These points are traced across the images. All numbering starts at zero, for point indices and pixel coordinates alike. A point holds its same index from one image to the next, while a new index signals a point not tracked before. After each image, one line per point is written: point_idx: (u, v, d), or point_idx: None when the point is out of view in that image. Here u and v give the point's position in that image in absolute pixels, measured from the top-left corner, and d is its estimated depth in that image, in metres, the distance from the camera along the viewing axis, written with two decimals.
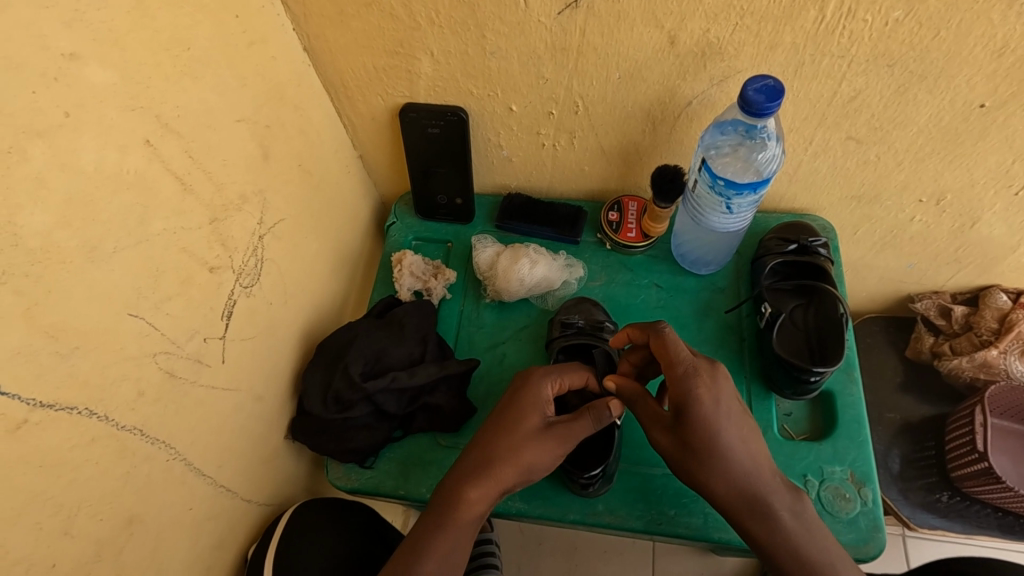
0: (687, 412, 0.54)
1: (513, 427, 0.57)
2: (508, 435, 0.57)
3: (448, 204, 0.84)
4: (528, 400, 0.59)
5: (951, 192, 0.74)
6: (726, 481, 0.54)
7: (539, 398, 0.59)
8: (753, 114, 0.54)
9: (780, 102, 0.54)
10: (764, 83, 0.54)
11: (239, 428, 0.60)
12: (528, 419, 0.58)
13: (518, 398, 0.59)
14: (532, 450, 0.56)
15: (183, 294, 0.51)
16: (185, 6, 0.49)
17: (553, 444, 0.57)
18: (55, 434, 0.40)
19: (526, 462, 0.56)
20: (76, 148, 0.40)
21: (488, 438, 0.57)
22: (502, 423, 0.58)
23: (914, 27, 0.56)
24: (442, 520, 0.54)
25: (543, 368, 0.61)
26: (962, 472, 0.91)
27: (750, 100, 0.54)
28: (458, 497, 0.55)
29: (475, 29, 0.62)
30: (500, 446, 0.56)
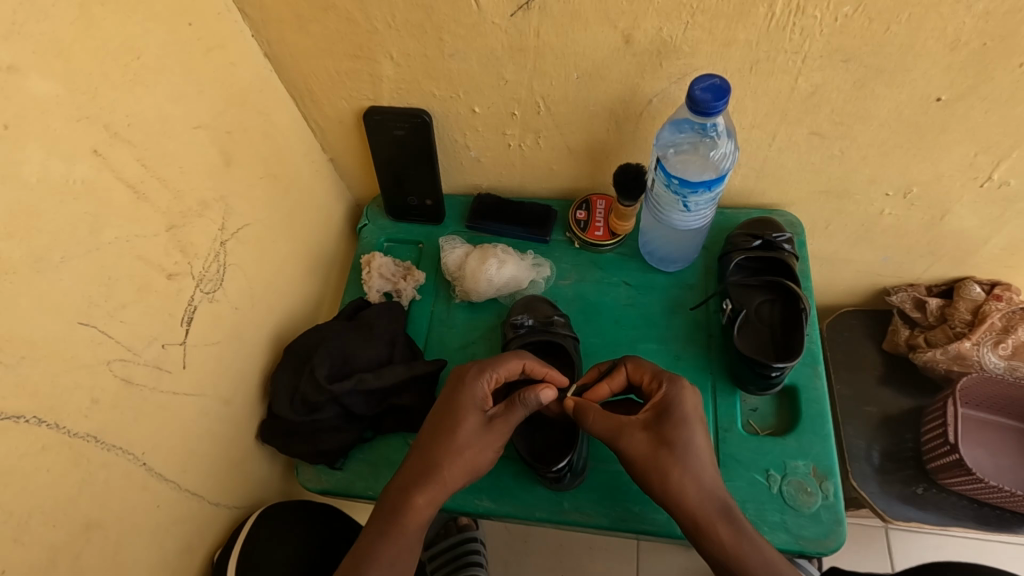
0: (663, 421, 0.57)
1: (454, 430, 0.59)
2: (451, 439, 0.58)
3: (418, 205, 0.84)
4: (467, 399, 0.60)
5: (918, 184, 0.75)
6: (694, 486, 0.55)
7: (477, 397, 0.60)
8: (702, 112, 0.54)
9: (726, 101, 0.53)
10: (710, 82, 0.54)
11: (204, 432, 0.61)
12: (467, 420, 0.59)
13: (458, 398, 0.60)
14: (476, 448, 0.58)
15: (140, 301, 0.51)
16: (134, 16, 0.49)
17: (493, 435, 0.59)
18: (3, 444, 0.40)
19: (469, 463, 0.58)
20: (18, 160, 0.40)
21: (433, 442, 0.59)
22: (443, 425, 0.59)
23: (866, 22, 0.56)
24: (394, 524, 0.55)
25: (478, 367, 0.62)
26: (936, 464, 0.91)
27: (697, 99, 0.54)
28: (411, 498, 0.56)
29: (433, 32, 0.62)
30: (445, 449, 0.58)
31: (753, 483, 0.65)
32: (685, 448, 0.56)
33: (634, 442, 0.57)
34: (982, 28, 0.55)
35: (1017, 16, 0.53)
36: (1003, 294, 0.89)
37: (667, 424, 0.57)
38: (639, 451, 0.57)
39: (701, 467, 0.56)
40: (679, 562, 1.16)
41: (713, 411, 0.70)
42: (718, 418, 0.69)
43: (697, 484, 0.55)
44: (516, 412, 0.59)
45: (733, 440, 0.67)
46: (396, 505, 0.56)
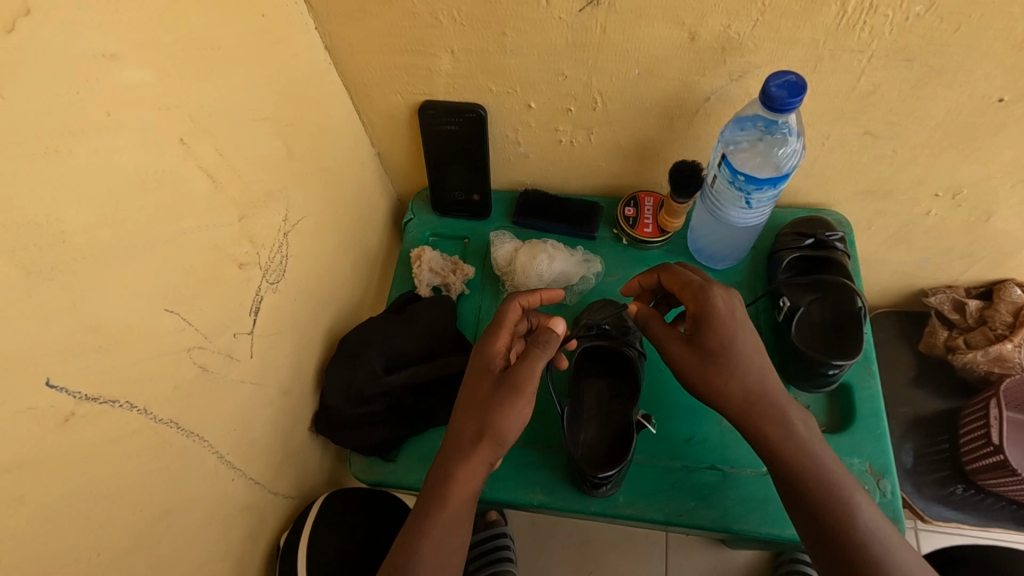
0: (705, 323, 0.57)
1: (476, 397, 0.57)
2: (471, 405, 0.57)
3: (465, 200, 0.85)
4: (485, 362, 0.59)
5: (967, 185, 0.75)
6: (738, 379, 0.56)
7: (489, 359, 0.59)
8: (775, 109, 0.54)
9: (801, 98, 0.53)
10: (786, 79, 0.54)
11: (266, 421, 0.61)
12: (485, 383, 0.58)
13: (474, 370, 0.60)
14: (498, 409, 0.55)
15: (215, 290, 0.52)
16: (214, 7, 0.50)
17: (515, 390, 0.56)
18: (100, 427, 0.41)
19: (499, 431, 0.56)
20: (115, 146, 0.40)
21: (460, 418, 0.58)
22: (466, 398, 0.59)
23: (934, 22, 0.56)
24: (436, 504, 0.56)
25: (489, 329, 0.62)
26: (977, 465, 0.91)
27: (771, 96, 0.53)
28: (450, 477, 0.56)
29: (497, 27, 0.63)
30: (471, 422, 0.56)
31: None
32: (734, 355, 0.57)
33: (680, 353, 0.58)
34: None
35: None
36: None
37: (707, 330, 0.57)
38: (685, 363, 0.58)
39: (745, 369, 0.56)
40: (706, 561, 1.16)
41: None
42: None
43: (742, 385, 0.56)
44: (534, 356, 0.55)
45: None
46: (436, 484, 0.56)
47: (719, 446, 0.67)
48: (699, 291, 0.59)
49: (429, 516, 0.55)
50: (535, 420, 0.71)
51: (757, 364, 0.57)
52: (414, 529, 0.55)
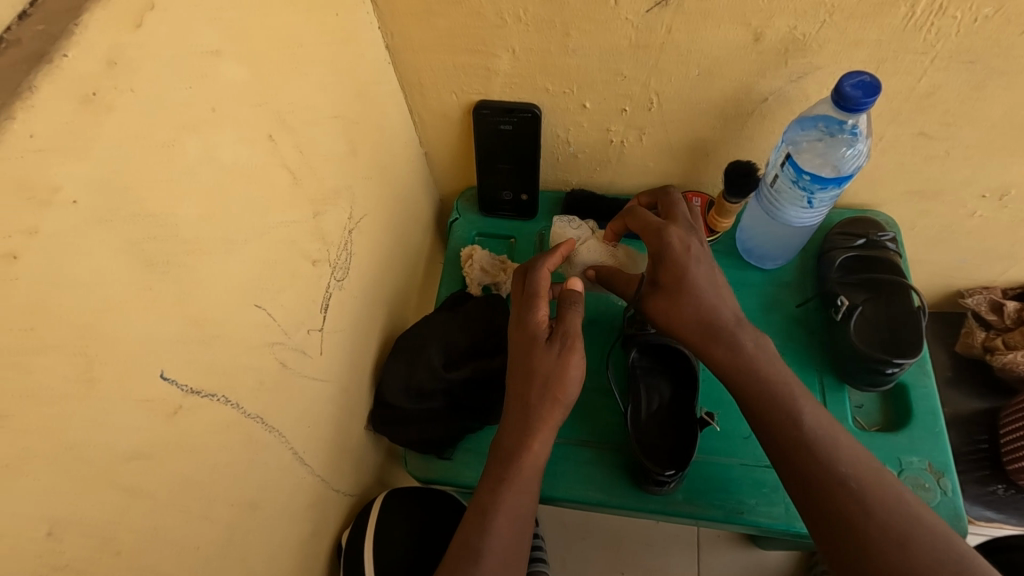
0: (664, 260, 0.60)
1: (532, 368, 0.59)
2: (529, 375, 0.59)
3: (512, 200, 0.85)
4: (531, 333, 0.61)
5: (1015, 186, 0.76)
6: (699, 313, 0.58)
7: (536, 328, 0.61)
8: (850, 109, 0.55)
9: (876, 98, 0.54)
10: (860, 79, 0.55)
11: (331, 418, 0.61)
12: (538, 351, 0.60)
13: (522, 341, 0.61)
14: (558, 373, 0.58)
15: (293, 286, 0.52)
16: (299, 6, 0.50)
17: (572, 350, 0.59)
18: (202, 420, 0.41)
19: (564, 392, 0.58)
20: (220, 141, 0.41)
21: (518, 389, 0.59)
22: (520, 369, 0.60)
23: (1000, 24, 0.57)
24: (506, 474, 0.57)
25: (521, 303, 0.63)
26: (1019, 465, 0.90)
27: (845, 95, 0.54)
28: (521, 448, 0.58)
29: (560, 28, 0.63)
30: (535, 391, 0.58)
31: None
32: (688, 290, 0.59)
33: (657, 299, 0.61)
34: None
35: None
36: None
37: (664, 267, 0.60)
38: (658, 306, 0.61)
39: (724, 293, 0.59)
40: (739, 562, 1.16)
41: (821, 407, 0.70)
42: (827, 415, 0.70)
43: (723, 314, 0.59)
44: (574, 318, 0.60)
45: None
46: (501, 463, 0.58)
47: None
48: (657, 232, 0.62)
49: (497, 494, 0.56)
50: (590, 418, 0.71)
51: (710, 301, 0.59)
52: (486, 509, 0.55)
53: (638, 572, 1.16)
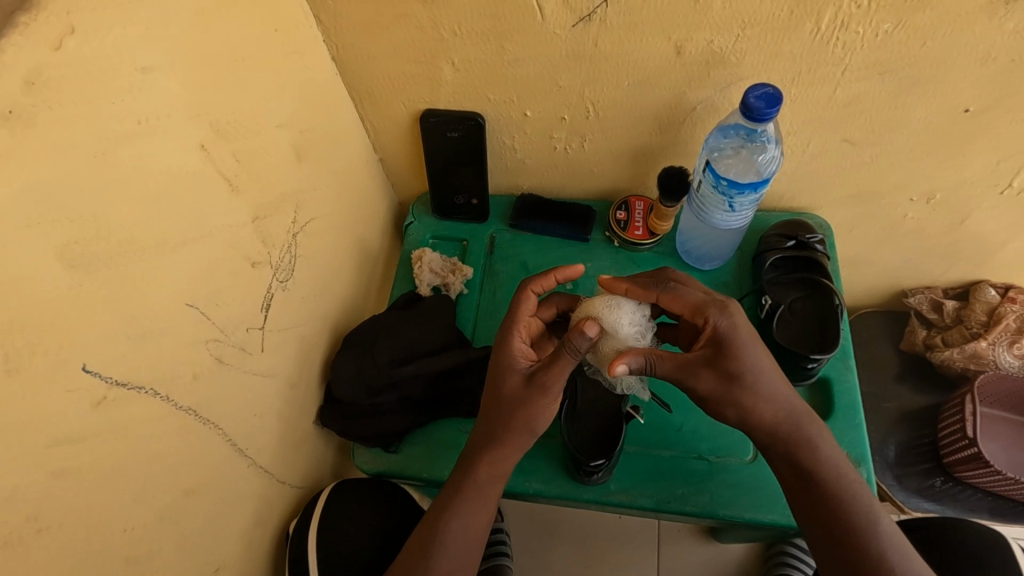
0: (721, 344, 0.58)
1: (502, 395, 0.61)
2: (501, 404, 0.60)
3: (465, 204, 0.88)
4: (509, 362, 0.62)
5: (942, 190, 0.79)
6: (771, 406, 0.58)
7: (515, 356, 0.62)
8: (755, 119, 0.59)
9: (777, 108, 0.58)
10: (764, 91, 0.58)
11: (276, 413, 0.64)
12: (511, 383, 0.61)
13: (499, 366, 0.63)
14: (526, 408, 0.59)
15: (232, 286, 0.55)
16: (235, 22, 0.53)
17: (540, 386, 0.59)
18: (130, 411, 0.44)
19: (532, 422, 0.60)
20: (149, 152, 0.44)
21: (488, 412, 0.61)
22: (491, 394, 0.62)
23: (904, 38, 0.60)
24: (461, 495, 0.60)
25: (506, 327, 0.65)
26: (954, 458, 0.94)
27: (750, 106, 0.58)
28: (476, 468, 0.60)
29: (496, 41, 0.66)
30: (502, 420, 0.60)
31: None
32: (754, 380, 0.57)
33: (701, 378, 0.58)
34: (1012, 46, 0.59)
35: None
36: (1017, 296, 0.94)
37: (726, 354, 0.58)
38: (708, 389, 0.58)
39: (773, 386, 0.58)
40: (699, 553, 1.19)
41: None
42: None
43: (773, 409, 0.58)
44: (565, 361, 0.58)
45: None
46: (461, 473, 0.61)
47: (707, 437, 0.71)
48: (720, 309, 0.60)
49: (450, 514, 0.59)
50: None
51: (778, 394, 0.58)
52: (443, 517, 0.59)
53: (601, 564, 1.19)
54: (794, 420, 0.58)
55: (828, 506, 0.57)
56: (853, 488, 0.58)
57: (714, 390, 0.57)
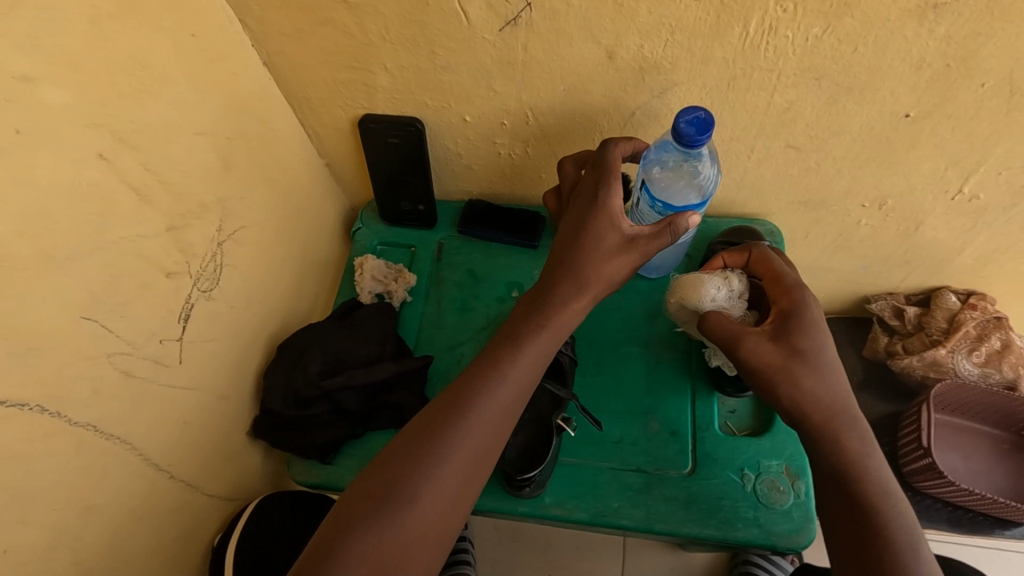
0: (794, 317, 0.60)
1: (577, 265, 0.62)
2: (591, 246, 0.62)
3: (412, 210, 0.87)
4: (610, 216, 0.63)
5: (892, 196, 0.78)
6: (824, 386, 0.58)
7: (612, 210, 0.63)
8: (686, 143, 0.58)
9: (709, 134, 0.58)
10: (696, 116, 0.58)
11: (201, 425, 0.63)
12: (605, 243, 0.63)
13: (590, 212, 0.64)
14: (599, 268, 0.62)
15: (141, 298, 0.54)
16: (141, 28, 0.52)
17: (629, 255, 0.62)
18: (10, 429, 0.43)
19: (611, 274, 0.62)
20: (30, 164, 0.43)
21: (568, 258, 0.63)
22: (573, 241, 0.64)
23: (835, 43, 0.59)
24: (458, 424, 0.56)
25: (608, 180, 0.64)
26: (912, 467, 0.93)
27: (681, 132, 0.58)
28: (478, 396, 0.58)
29: (425, 46, 0.65)
30: (583, 264, 0.62)
31: (727, 481, 0.67)
32: (814, 356, 0.59)
33: (759, 346, 0.59)
34: (944, 51, 0.58)
35: (977, 40, 0.56)
36: (978, 303, 0.91)
37: (796, 328, 0.59)
38: (766, 357, 0.59)
39: (827, 374, 0.59)
40: (664, 563, 1.17)
41: (690, 411, 0.72)
42: (695, 419, 0.72)
43: (828, 390, 0.59)
44: (663, 238, 0.61)
45: (709, 440, 0.70)
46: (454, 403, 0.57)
47: (644, 449, 0.70)
48: (790, 287, 0.61)
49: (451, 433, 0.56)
50: None
51: (830, 378, 0.59)
52: (436, 445, 0.55)
53: (564, 571, 1.17)
54: (843, 410, 0.59)
55: (862, 497, 0.56)
56: (886, 494, 0.56)
57: (772, 361, 0.59)
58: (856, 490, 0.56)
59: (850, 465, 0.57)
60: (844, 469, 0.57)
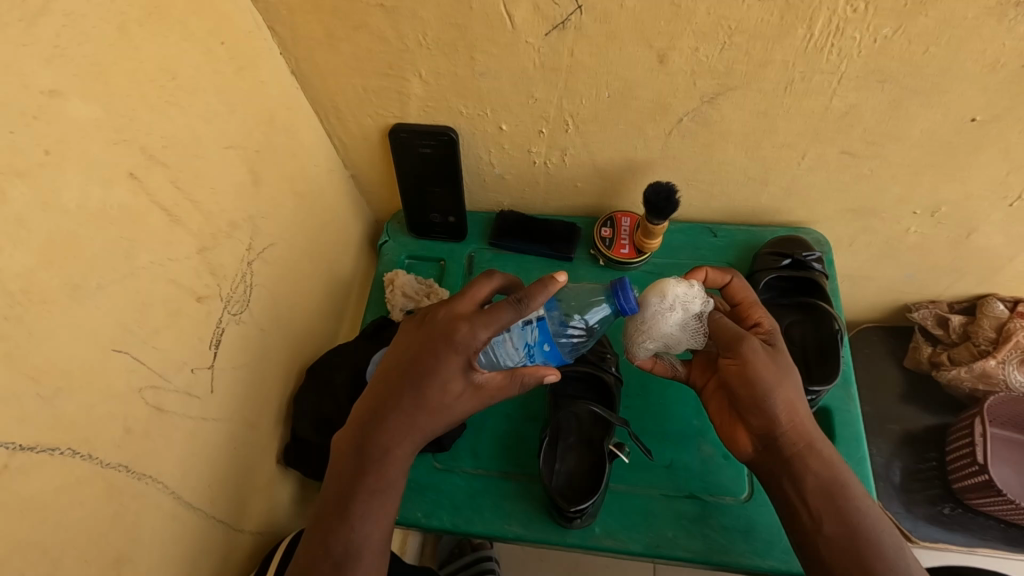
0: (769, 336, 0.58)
1: (433, 401, 0.56)
2: (435, 396, 0.56)
3: (442, 222, 0.84)
4: (457, 351, 0.55)
5: (946, 204, 0.74)
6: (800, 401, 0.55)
7: (470, 347, 0.55)
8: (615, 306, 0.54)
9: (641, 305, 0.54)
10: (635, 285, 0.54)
11: (233, 458, 0.59)
12: (450, 392, 0.56)
13: (448, 348, 0.55)
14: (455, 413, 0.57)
15: (171, 326, 0.50)
16: (170, 35, 0.48)
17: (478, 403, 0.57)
18: (39, 478, 0.39)
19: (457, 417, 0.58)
20: (58, 185, 0.39)
21: (418, 400, 0.56)
22: (421, 382, 0.56)
23: (905, 44, 0.55)
24: (353, 552, 0.54)
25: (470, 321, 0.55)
26: (964, 484, 0.89)
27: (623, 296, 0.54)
28: (359, 517, 0.55)
29: (465, 51, 0.62)
30: (432, 407, 0.56)
31: None
32: (792, 371, 0.55)
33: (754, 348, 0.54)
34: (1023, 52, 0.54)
35: None
36: None
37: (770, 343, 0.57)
38: (760, 361, 0.54)
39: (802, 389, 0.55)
40: None
41: None
42: None
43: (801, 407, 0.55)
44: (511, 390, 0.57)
45: None
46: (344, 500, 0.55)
47: (698, 474, 0.66)
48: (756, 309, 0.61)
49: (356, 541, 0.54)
50: (507, 449, 0.69)
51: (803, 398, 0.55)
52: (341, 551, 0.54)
53: None
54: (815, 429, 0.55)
55: (848, 526, 0.51)
56: (865, 509, 0.52)
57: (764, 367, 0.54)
58: (842, 506, 0.52)
59: (834, 480, 0.52)
60: (829, 485, 0.52)
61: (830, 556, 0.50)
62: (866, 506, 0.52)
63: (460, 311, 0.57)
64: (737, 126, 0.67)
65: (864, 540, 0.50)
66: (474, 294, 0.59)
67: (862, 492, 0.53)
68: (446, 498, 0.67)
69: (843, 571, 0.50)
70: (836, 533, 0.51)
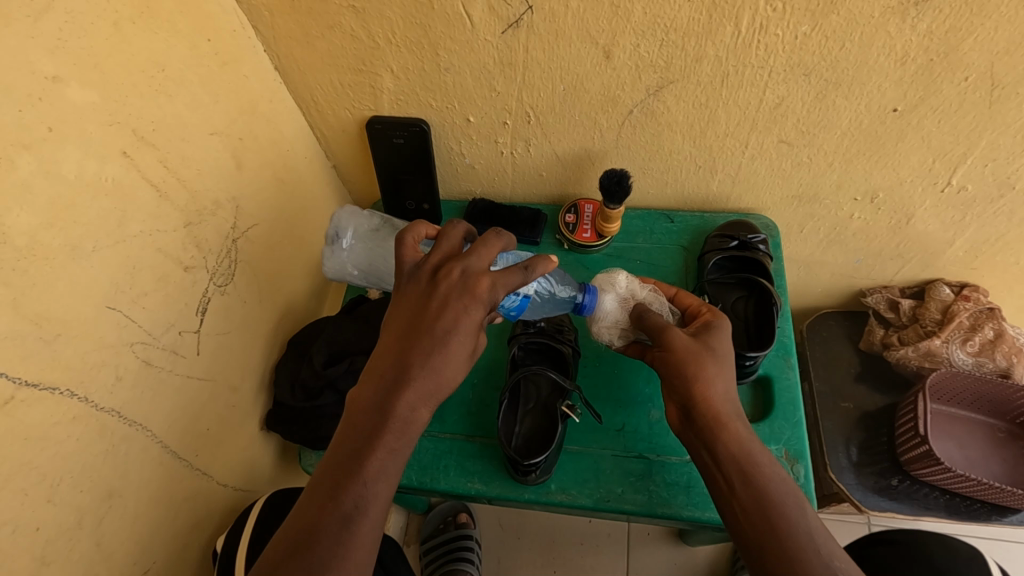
0: (708, 323, 0.64)
1: (447, 350, 0.54)
2: (448, 346, 0.54)
3: (416, 209, 0.90)
4: (472, 300, 0.55)
5: (882, 190, 0.80)
6: (722, 378, 0.59)
7: (484, 298, 0.55)
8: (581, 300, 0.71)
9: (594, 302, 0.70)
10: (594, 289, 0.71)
11: (216, 417, 0.65)
12: (460, 341, 0.55)
13: (464, 299, 0.55)
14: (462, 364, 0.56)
15: (159, 290, 0.56)
16: (160, 32, 0.54)
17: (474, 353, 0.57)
18: (39, 411, 0.45)
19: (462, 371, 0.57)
20: (59, 158, 0.45)
21: (434, 349, 0.54)
22: (440, 332, 0.54)
23: (822, 39, 0.61)
24: (358, 512, 0.49)
25: (490, 275, 0.56)
26: (909, 456, 0.94)
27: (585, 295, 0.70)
28: (371, 477, 0.51)
29: (429, 48, 0.68)
30: (446, 359, 0.54)
31: None
32: (722, 354, 0.61)
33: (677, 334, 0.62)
34: (927, 46, 0.60)
35: (958, 35, 0.58)
36: (970, 294, 0.93)
37: (708, 329, 0.63)
38: (683, 344, 0.61)
39: (728, 371, 0.60)
40: (668, 558, 1.18)
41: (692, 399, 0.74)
42: None
43: (723, 384, 0.59)
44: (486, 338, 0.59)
45: None
46: (349, 460, 0.51)
47: (646, 436, 0.72)
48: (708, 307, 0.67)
49: (366, 502, 0.50)
50: (471, 415, 0.75)
51: (727, 379, 0.60)
52: (349, 512, 0.49)
53: (571, 568, 1.17)
54: (733, 404, 0.59)
55: (756, 488, 0.54)
56: (773, 474, 0.56)
57: (688, 349, 0.60)
58: (748, 469, 0.55)
59: (741, 448, 0.56)
60: (739, 453, 0.56)
61: (738, 513, 0.54)
62: (772, 473, 0.56)
63: (477, 266, 0.57)
64: (682, 117, 0.73)
65: (765, 498, 0.54)
66: (487, 250, 0.59)
67: (769, 458, 0.57)
68: (414, 458, 0.72)
69: (750, 528, 0.53)
70: (742, 492, 0.55)
